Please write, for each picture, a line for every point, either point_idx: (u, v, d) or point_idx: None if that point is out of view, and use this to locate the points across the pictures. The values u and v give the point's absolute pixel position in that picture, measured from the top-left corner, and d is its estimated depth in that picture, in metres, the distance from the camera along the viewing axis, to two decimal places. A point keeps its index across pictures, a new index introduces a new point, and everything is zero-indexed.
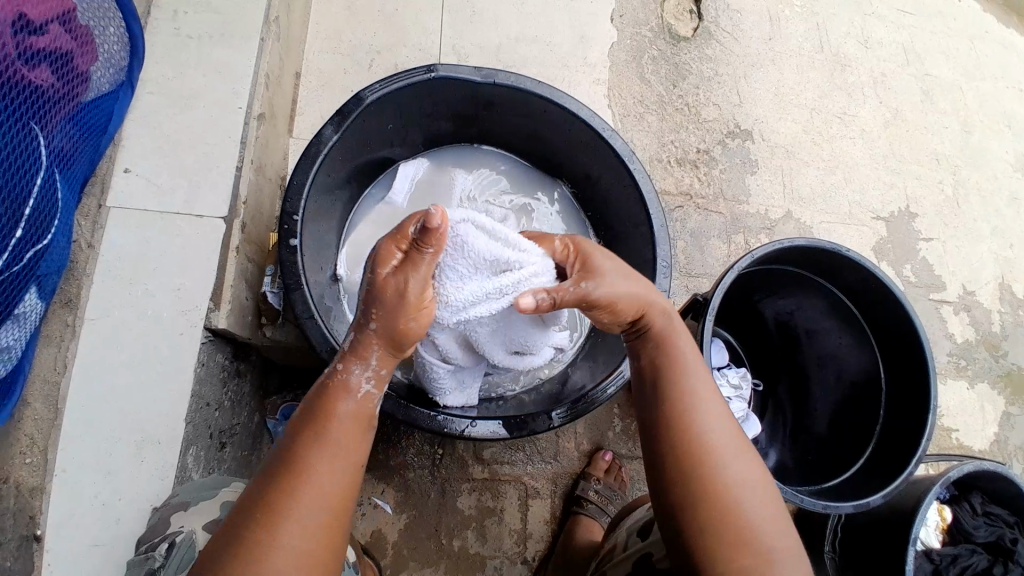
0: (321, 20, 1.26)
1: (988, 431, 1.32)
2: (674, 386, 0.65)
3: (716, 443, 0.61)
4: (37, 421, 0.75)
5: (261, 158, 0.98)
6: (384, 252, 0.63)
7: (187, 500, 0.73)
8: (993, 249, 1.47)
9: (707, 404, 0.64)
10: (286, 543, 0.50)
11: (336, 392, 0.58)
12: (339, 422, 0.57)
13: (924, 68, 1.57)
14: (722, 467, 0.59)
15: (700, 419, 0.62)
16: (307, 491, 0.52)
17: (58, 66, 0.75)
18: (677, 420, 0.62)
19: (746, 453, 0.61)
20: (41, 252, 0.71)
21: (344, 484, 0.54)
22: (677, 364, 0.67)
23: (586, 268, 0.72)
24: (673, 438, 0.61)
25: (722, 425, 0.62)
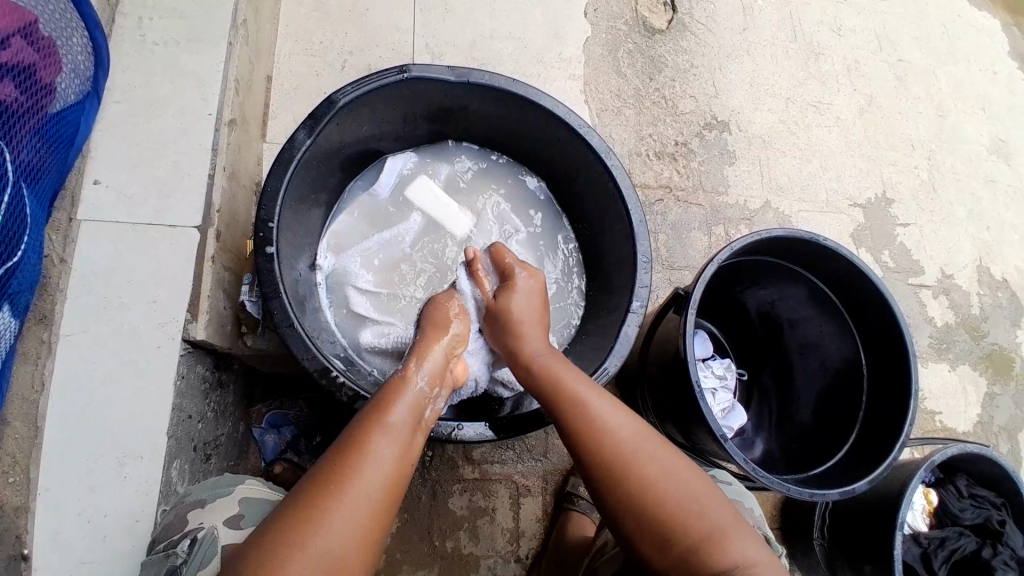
0: (292, 22, 1.25)
1: (969, 411, 1.34)
2: (581, 414, 0.71)
3: (645, 452, 0.68)
4: (18, 439, 0.73)
5: (235, 165, 0.97)
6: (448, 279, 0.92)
7: (204, 497, 0.75)
8: (969, 232, 1.49)
9: (622, 424, 0.71)
10: (329, 527, 0.57)
11: (386, 403, 0.68)
12: (396, 422, 0.66)
13: (895, 54, 1.59)
14: (655, 472, 0.67)
15: (619, 436, 0.69)
16: (362, 477, 0.60)
17: (20, 80, 0.74)
18: (597, 436, 0.69)
19: (670, 455, 0.69)
20: (12, 269, 0.70)
21: (393, 477, 0.62)
22: (578, 394, 0.72)
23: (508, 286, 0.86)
24: (596, 451, 0.68)
25: (641, 437, 0.70)
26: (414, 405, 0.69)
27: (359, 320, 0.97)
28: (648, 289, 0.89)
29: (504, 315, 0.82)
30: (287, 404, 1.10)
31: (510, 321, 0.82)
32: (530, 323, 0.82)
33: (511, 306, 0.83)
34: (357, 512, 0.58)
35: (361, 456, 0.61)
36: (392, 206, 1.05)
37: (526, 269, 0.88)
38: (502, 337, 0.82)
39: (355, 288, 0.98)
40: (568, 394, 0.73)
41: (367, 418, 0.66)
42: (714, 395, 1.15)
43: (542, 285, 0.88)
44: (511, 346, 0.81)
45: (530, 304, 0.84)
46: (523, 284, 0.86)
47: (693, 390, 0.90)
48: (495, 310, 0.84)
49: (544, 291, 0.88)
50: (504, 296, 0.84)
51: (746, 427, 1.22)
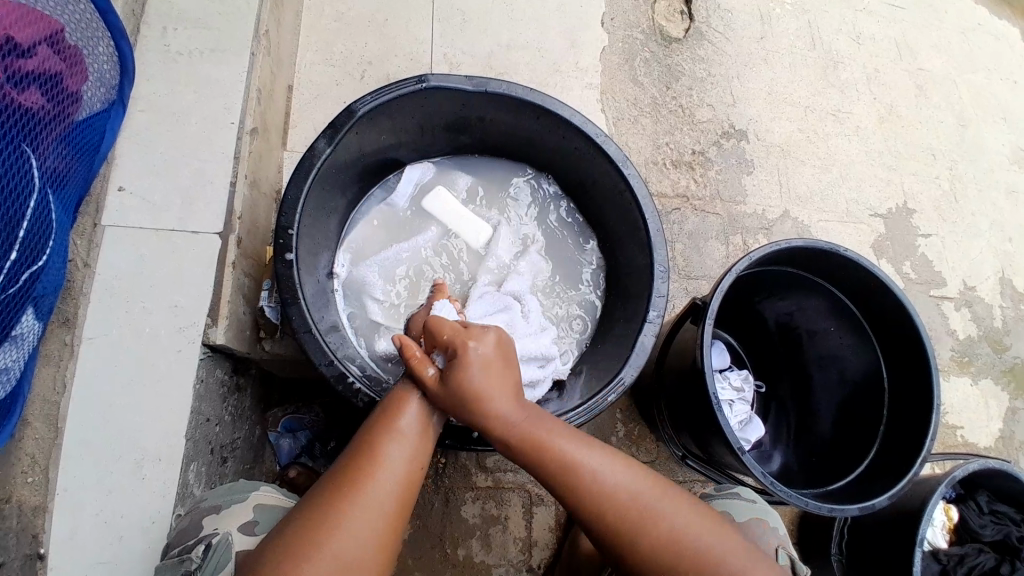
0: (313, 32, 1.26)
1: (992, 425, 1.31)
2: (580, 480, 0.67)
3: (654, 510, 0.66)
4: (38, 440, 0.75)
5: (255, 172, 0.98)
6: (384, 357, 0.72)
7: (219, 503, 0.74)
8: (991, 243, 1.46)
9: (627, 481, 0.68)
10: (348, 526, 0.58)
11: (395, 410, 0.67)
12: (409, 423, 0.66)
13: (916, 64, 1.57)
14: (664, 522, 0.66)
15: (629, 493, 0.67)
16: (380, 478, 0.61)
17: (48, 88, 0.75)
18: (605, 496, 0.66)
19: (682, 499, 0.68)
20: (37, 273, 0.71)
21: (409, 477, 0.63)
22: (573, 463, 0.67)
23: (461, 370, 0.67)
24: (604, 511, 0.66)
25: (647, 492, 0.67)
26: (428, 406, 0.69)
27: (375, 327, 0.98)
28: (665, 299, 0.89)
29: (465, 402, 0.67)
30: (304, 408, 1.10)
31: (471, 404, 0.67)
32: (498, 398, 0.68)
33: (467, 390, 0.67)
34: (375, 510, 0.59)
35: (370, 467, 0.61)
36: (410, 214, 1.06)
37: (472, 333, 0.70)
38: (465, 417, 0.69)
39: (371, 296, 0.99)
40: (562, 465, 0.67)
41: (376, 426, 0.66)
42: (730, 406, 1.14)
43: (497, 339, 0.71)
44: (481, 425, 0.69)
45: (496, 375, 0.69)
46: (478, 348, 0.68)
47: (711, 402, 0.89)
48: (450, 400, 0.67)
49: (501, 344, 0.71)
50: (454, 380, 0.67)
51: (764, 438, 1.21)
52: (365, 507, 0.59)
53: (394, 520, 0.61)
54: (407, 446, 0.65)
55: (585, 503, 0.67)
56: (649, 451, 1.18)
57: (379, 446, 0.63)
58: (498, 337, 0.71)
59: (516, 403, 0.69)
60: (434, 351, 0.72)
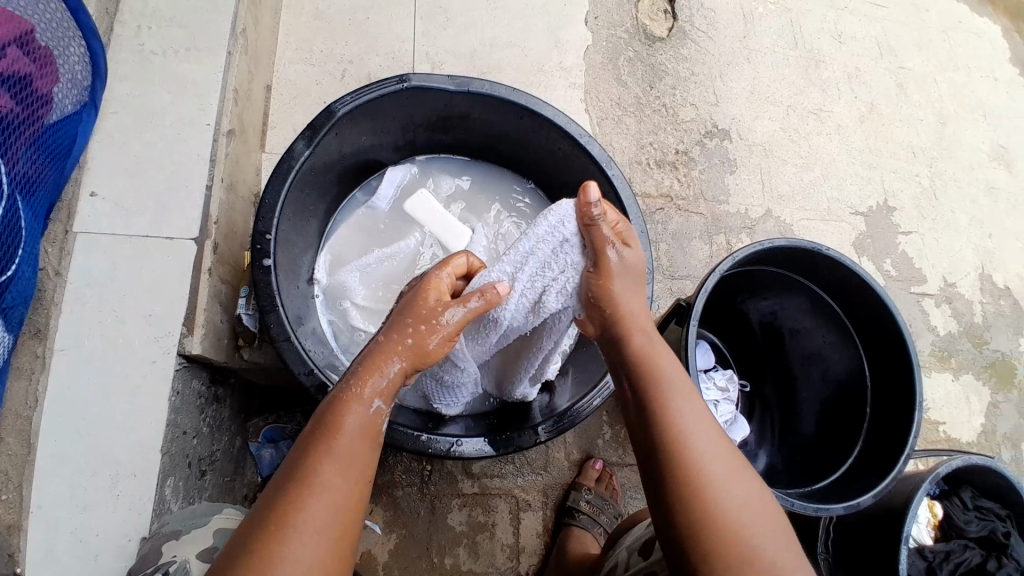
0: (291, 31, 1.24)
1: (972, 420, 1.33)
2: (667, 413, 0.65)
3: (714, 465, 0.62)
4: (10, 456, 0.72)
5: (233, 176, 0.96)
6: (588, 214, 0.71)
7: (179, 529, 0.72)
8: (971, 240, 1.48)
9: (704, 432, 0.64)
10: (297, 545, 0.52)
11: (339, 414, 0.60)
12: (352, 427, 0.60)
13: (896, 62, 1.59)
14: (725, 492, 0.60)
15: (702, 450, 0.63)
16: (331, 492, 0.55)
17: (18, 91, 0.73)
18: (680, 440, 0.63)
19: (743, 473, 0.63)
20: (6, 283, 0.69)
21: (356, 493, 0.57)
22: (665, 391, 0.67)
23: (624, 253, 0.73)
24: (677, 453, 0.62)
25: (721, 460, 0.62)
26: (373, 413, 0.61)
27: (357, 334, 0.97)
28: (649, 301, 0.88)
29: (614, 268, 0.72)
30: (285, 418, 1.07)
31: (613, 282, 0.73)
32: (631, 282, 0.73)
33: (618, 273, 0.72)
34: (326, 528, 0.54)
35: (311, 483, 0.55)
36: (391, 217, 1.04)
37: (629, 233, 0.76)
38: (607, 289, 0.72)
39: (353, 303, 0.98)
40: (659, 381, 0.67)
41: (323, 431, 0.58)
42: (716, 406, 1.14)
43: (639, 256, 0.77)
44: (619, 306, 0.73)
45: (629, 276, 0.73)
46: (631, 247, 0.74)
47: None
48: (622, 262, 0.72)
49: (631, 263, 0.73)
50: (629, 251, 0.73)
51: (749, 438, 1.21)
52: (318, 520, 0.54)
53: (346, 532, 0.55)
54: (347, 462, 0.57)
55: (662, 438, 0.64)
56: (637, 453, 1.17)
57: (318, 458, 0.56)
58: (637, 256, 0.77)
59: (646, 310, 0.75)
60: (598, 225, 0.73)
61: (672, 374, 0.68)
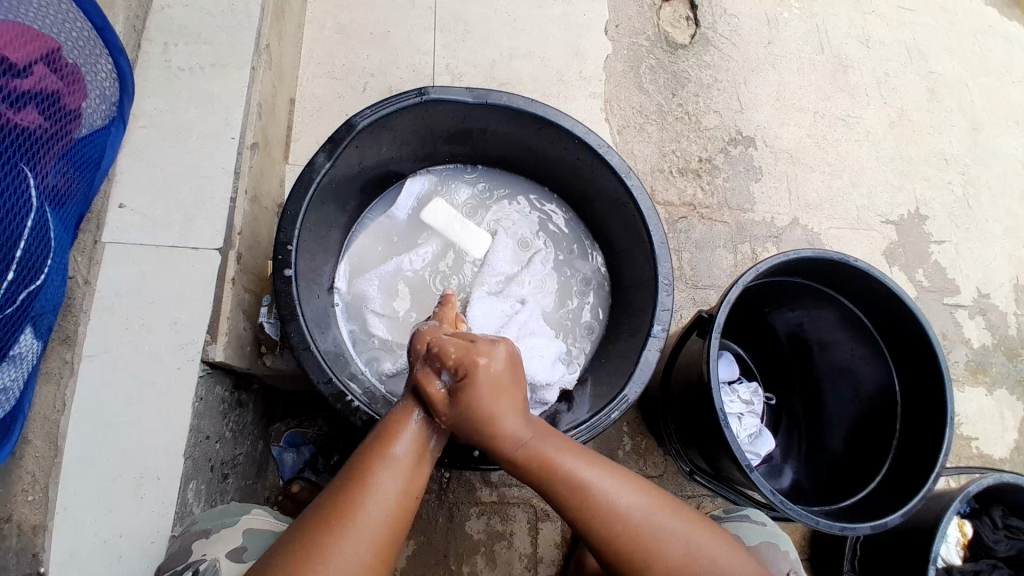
0: (315, 45, 1.27)
1: (1008, 437, 1.28)
2: (585, 501, 0.65)
3: (652, 530, 0.66)
4: (39, 458, 0.75)
5: (257, 187, 0.98)
6: (423, 376, 0.67)
7: (209, 527, 0.73)
8: (1006, 250, 1.43)
9: (621, 495, 0.66)
10: (347, 546, 0.57)
11: (390, 432, 0.66)
12: (403, 452, 0.65)
13: (927, 67, 1.55)
14: (671, 544, 0.66)
15: (629, 517, 0.66)
16: (375, 505, 0.60)
17: (46, 106, 0.75)
18: (611, 519, 0.65)
19: (676, 518, 0.67)
20: (35, 292, 0.71)
21: (404, 501, 0.62)
22: (573, 487, 0.66)
23: (467, 391, 0.65)
24: (616, 534, 0.65)
25: (652, 515, 0.66)
26: (425, 435, 0.67)
27: (377, 342, 0.98)
28: (670, 312, 0.87)
29: (473, 420, 0.66)
30: (307, 423, 1.10)
31: (476, 419, 0.66)
32: (509, 416, 0.67)
33: (474, 406, 0.65)
34: (370, 540, 0.59)
35: (362, 492, 0.60)
36: (411, 227, 1.05)
37: (478, 348, 0.67)
38: (473, 437, 0.67)
39: (373, 312, 0.99)
40: (559, 477, 0.66)
41: (374, 448, 0.64)
42: (740, 419, 1.12)
43: (506, 355, 0.68)
44: (482, 439, 0.67)
45: (500, 393, 0.66)
46: (484, 359, 0.66)
47: (717, 417, 0.88)
48: (456, 419, 0.66)
49: (511, 362, 0.68)
50: (461, 404, 0.65)
51: (774, 453, 1.19)
52: (363, 528, 0.59)
53: (390, 538, 0.60)
54: (400, 474, 0.63)
55: (594, 524, 0.65)
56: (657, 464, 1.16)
57: (374, 468, 0.62)
58: (507, 351, 0.69)
59: (523, 415, 0.68)
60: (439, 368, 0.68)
61: (568, 471, 0.66)
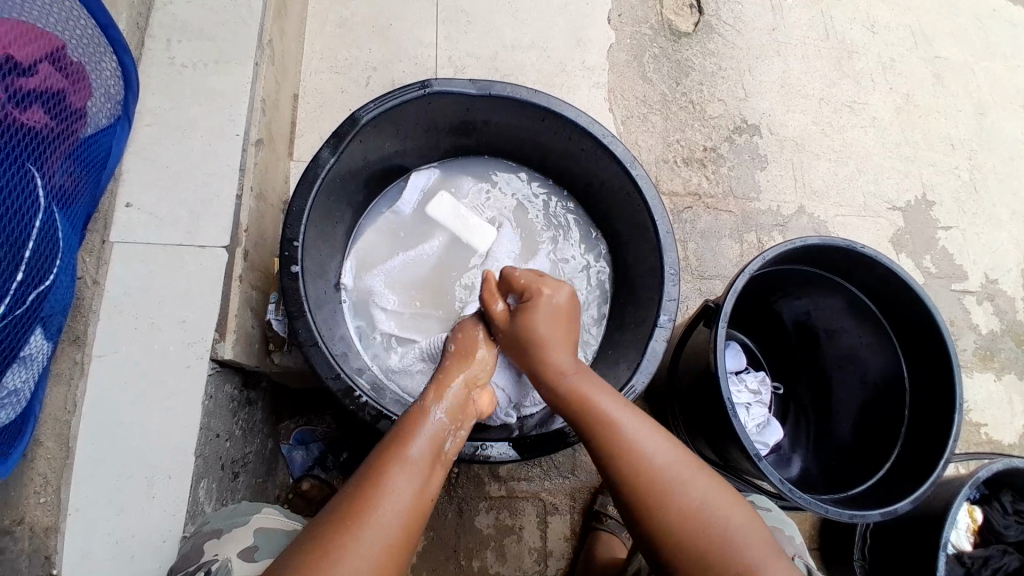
0: (317, 39, 1.26)
1: (1016, 421, 1.27)
2: (613, 437, 0.69)
3: (671, 480, 0.66)
4: (50, 459, 0.75)
5: (262, 184, 0.98)
6: (491, 303, 0.84)
7: (221, 527, 0.74)
8: (1014, 235, 1.42)
9: (643, 437, 0.69)
10: (361, 548, 0.57)
11: (405, 435, 0.67)
12: (417, 454, 0.65)
13: (932, 52, 1.53)
14: (686, 495, 0.65)
15: (650, 457, 0.67)
16: (388, 507, 0.60)
17: (51, 105, 0.75)
18: (630, 457, 0.67)
19: (695, 468, 0.68)
20: (44, 292, 0.71)
21: (417, 506, 0.62)
22: (601, 414, 0.71)
23: (531, 310, 0.80)
24: (632, 474, 0.67)
25: (673, 461, 0.67)
26: (436, 441, 0.68)
27: (385, 338, 0.98)
28: (676, 303, 0.87)
29: (529, 334, 0.79)
30: (316, 420, 1.10)
31: (532, 337, 0.79)
32: (558, 344, 0.78)
33: (532, 326, 0.79)
34: (382, 542, 0.58)
35: (377, 494, 0.61)
36: (416, 221, 1.05)
37: (547, 282, 0.83)
38: (523, 354, 0.80)
39: (379, 307, 0.99)
40: (590, 406, 0.72)
41: (387, 453, 0.65)
42: (748, 409, 1.12)
43: (570, 293, 0.83)
44: (536, 367, 0.78)
45: (558, 316, 0.80)
46: (552, 287, 0.82)
47: (725, 405, 0.88)
48: (514, 335, 0.80)
49: (571, 299, 0.83)
50: (521, 320, 0.80)
51: (782, 442, 1.19)
52: (376, 530, 0.59)
53: (403, 542, 0.60)
54: (414, 476, 0.63)
55: (615, 462, 0.68)
56: None
57: (389, 470, 0.63)
58: (571, 292, 0.83)
59: (571, 355, 0.78)
60: (507, 297, 0.86)
61: (599, 403, 0.72)
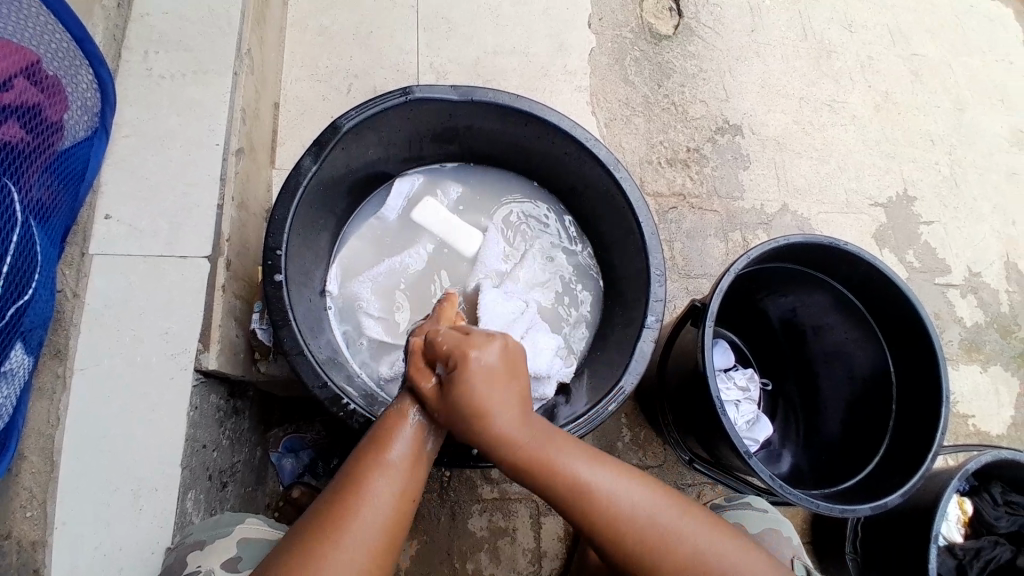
0: (297, 48, 1.26)
1: (1003, 412, 1.28)
2: (592, 502, 0.64)
3: (665, 533, 0.64)
4: (35, 473, 0.74)
5: (244, 194, 0.98)
6: (417, 374, 0.66)
7: (203, 539, 0.72)
8: (994, 228, 1.44)
9: (626, 493, 0.65)
10: (338, 562, 0.57)
11: (384, 437, 0.64)
12: (396, 457, 0.63)
13: (909, 50, 1.55)
14: (680, 542, 0.64)
15: (639, 514, 0.64)
16: (367, 514, 0.59)
17: (27, 120, 0.74)
18: (618, 518, 0.64)
19: (684, 513, 0.66)
20: (23, 307, 0.70)
21: (398, 510, 0.61)
22: (577, 482, 0.64)
23: (461, 378, 0.62)
24: (625, 534, 0.64)
25: (662, 511, 0.65)
26: (417, 440, 0.65)
27: (372, 345, 0.97)
28: (663, 303, 0.87)
29: (470, 406, 0.63)
30: (304, 428, 1.09)
31: (467, 410, 0.63)
32: (505, 405, 0.64)
33: (468, 395, 0.62)
34: (362, 551, 0.58)
35: (356, 502, 0.59)
36: (402, 228, 1.05)
37: (472, 340, 0.64)
38: (464, 431, 0.65)
39: (366, 314, 0.98)
40: (563, 476, 0.64)
41: (365, 456, 0.63)
42: (737, 407, 1.13)
43: (502, 347, 0.65)
44: (479, 441, 0.65)
45: (498, 377, 0.64)
46: (481, 340, 0.64)
47: (713, 403, 0.88)
48: (448, 411, 0.63)
49: (507, 353, 0.65)
50: (453, 393, 0.63)
51: (772, 439, 1.20)
52: (355, 538, 0.58)
53: (386, 545, 0.60)
54: (393, 484, 0.62)
55: (606, 526, 0.64)
56: (656, 455, 1.17)
57: (367, 477, 0.61)
58: (503, 344, 0.65)
59: (517, 417, 0.64)
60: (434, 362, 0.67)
61: (569, 474, 0.64)
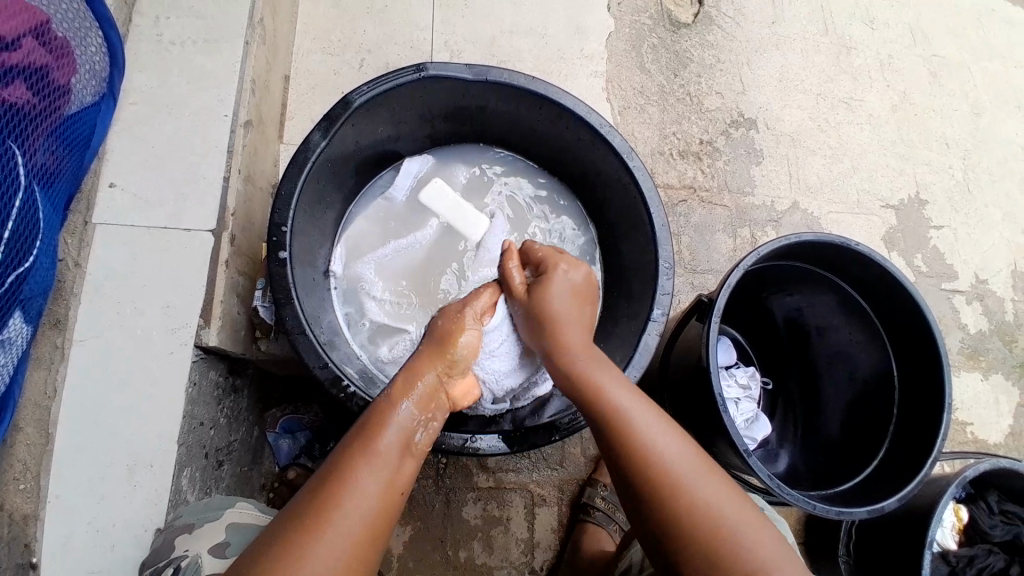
0: (309, 19, 1.23)
1: (1001, 422, 1.28)
2: (624, 425, 0.67)
3: (681, 474, 0.64)
4: (30, 445, 0.73)
5: (250, 167, 0.96)
6: (509, 275, 0.81)
7: (192, 522, 0.72)
8: (1005, 236, 1.43)
9: (655, 428, 0.67)
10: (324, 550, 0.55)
11: (375, 424, 0.64)
12: (389, 443, 0.63)
13: (930, 50, 1.52)
14: (695, 488, 0.63)
15: (663, 451, 0.65)
16: (355, 501, 0.58)
17: (35, 81, 0.73)
18: (643, 448, 0.65)
19: (702, 465, 0.66)
20: (23, 275, 0.69)
21: (385, 500, 0.60)
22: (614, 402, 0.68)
23: (550, 281, 0.78)
24: (643, 464, 0.65)
25: (684, 458, 0.65)
26: (408, 429, 0.65)
27: (374, 327, 0.96)
28: (670, 297, 0.86)
29: (547, 309, 0.76)
30: (303, 408, 1.08)
31: (547, 311, 0.76)
32: (573, 317, 0.77)
33: (551, 297, 0.77)
34: (349, 540, 0.57)
35: (344, 488, 0.59)
36: (409, 209, 1.03)
37: (563, 258, 0.81)
38: (536, 331, 0.77)
39: (369, 295, 0.97)
40: (603, 396, 0.69)
41: (355, 443, 0.62)
42: (738, 405, 1.12)
43: (586, 274, 0.81)
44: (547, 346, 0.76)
45: (574, 295, 0.78)
46: (569, 264, 0.81)
47: (716, 400, 0.87)
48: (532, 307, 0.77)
49: (587, 280, 0.81)
50: (541, 292, 0.77)
51: (770, 438, 1.19)
52: (344, 524, 0.57)
53: (375, 533, 0.59)
54: (382, 473, 0.61)
55: (627, 454, 0.66)
56: None
57: (355, 466, 0.60)
58: (587, 272, 0.82)
59: (584, 332, 0.76)
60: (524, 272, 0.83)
61: (612, 394, 0.69)
